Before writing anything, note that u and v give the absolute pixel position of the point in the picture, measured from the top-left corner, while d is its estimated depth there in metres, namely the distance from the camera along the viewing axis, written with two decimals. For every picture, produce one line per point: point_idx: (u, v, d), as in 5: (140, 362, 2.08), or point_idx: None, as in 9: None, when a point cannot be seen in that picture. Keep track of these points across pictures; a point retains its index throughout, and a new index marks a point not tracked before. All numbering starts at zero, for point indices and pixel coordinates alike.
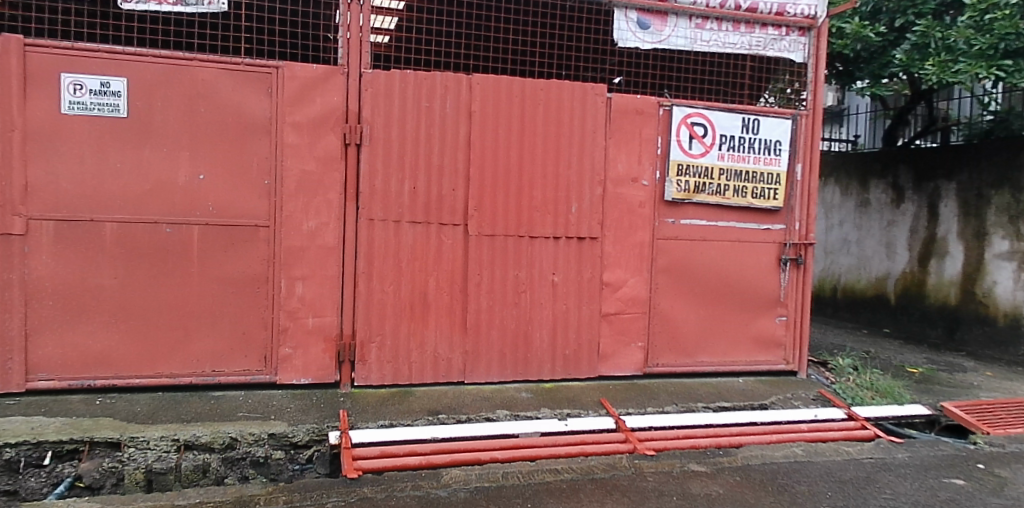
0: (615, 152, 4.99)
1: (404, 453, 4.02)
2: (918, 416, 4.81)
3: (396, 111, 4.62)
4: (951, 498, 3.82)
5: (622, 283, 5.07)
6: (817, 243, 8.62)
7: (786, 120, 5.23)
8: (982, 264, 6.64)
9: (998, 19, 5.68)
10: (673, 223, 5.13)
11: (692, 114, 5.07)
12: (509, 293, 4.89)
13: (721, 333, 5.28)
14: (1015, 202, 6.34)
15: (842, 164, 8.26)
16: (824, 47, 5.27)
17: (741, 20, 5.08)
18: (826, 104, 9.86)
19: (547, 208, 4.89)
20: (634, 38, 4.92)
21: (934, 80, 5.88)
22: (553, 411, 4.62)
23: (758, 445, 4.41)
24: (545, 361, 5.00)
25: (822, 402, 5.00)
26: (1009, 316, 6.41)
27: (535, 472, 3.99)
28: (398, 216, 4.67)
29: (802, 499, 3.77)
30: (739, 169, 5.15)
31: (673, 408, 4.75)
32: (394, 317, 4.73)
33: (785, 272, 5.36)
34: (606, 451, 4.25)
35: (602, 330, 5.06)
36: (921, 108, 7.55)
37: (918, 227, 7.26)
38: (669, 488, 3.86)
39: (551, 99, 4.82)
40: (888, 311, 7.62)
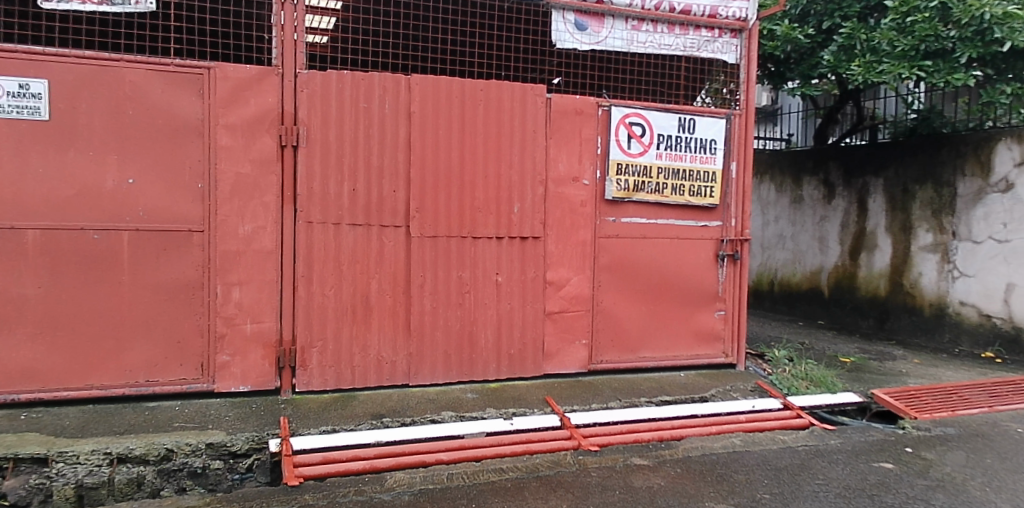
0: (556, 152, 5.03)
1: (346, 458, 3.97)
2: (849, 403, 4.99)
3: (333, 113, 4.57)
4: (880, 481, 3.96)
5: (565, 281, 5.11)
6: (754, 239, 8.86)
7: (720, 120, 5.35)
8: (909, 256, 6.92)
9: (918, 21, 5.95)
10: (614, 221, 5.20)
11: (630, 114, 5.15)
12: (453, 294, 4.88)
13: (663, 329, 5.37)
14: (938, 197, 6.65)
15: (776, 162, 8.51)
16: (755, 48, 5.41)
17: (676, 22, 5.19)
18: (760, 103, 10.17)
19: (489, 208, 4.90)
20: (571, 39, 4.96)
21: (860, 80, 6.09)
22: (499, 410, 4.63)
23: (698, 437, 4.51)
24: (490, 361, 5.00)
25: (760, 393, 5.13)
26: (935, 305, 6.69)
27: (479, 472, 3.99)
28: (337, 218, 4.62)
29: (740, 487, 3.86)
30: (676, 167, 5.26)
31: (617, 403, 4.82)
32: (335, 320, 4.67)
33: (723, 268, 5.48)
34: (551, 448, 4.27)
35: (547, 329, 5.10)
36: (849, 108, 7.82)
37: (849, 221, 7.52)
38: (613, 483, 3.90)
39: (490, 99, 4.84)
40: (822, 303, 7.87)
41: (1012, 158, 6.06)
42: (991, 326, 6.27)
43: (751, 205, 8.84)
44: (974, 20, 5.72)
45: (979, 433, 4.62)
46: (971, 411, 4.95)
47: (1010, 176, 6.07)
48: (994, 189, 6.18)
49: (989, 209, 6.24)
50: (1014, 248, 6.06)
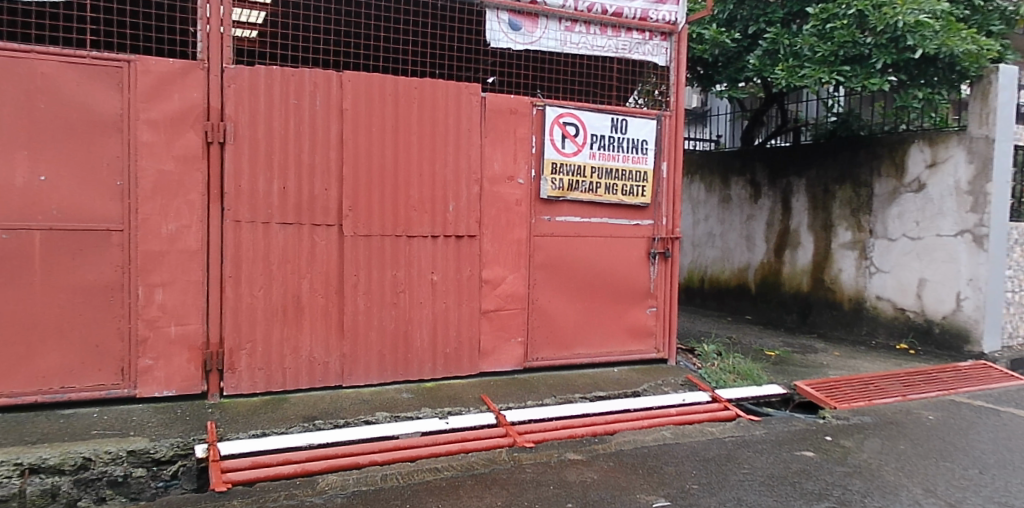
0: (491, 150, 5.05)
1: (276, 462, 3.88)
2: (774, 395, 5.19)
3: (262, 109, 4.47)
4: (802, 469, 4.12)
5: (501, 280, 5.14)
6: (685, 237, 9.10)
7: (651, 121, 5.47)
8: (829, 254, 7.24)
9: (837, 28, 6.19)
10: (549, 220, 5.25)
11: (564, 114, 5.21)
12: (388, 293, 4.83)
13: (598, 326, 5.46)
14: (855, 196, 6.98)
15: (706, 162, 8.75)
16: (684, 51, 5.54)
17: (608, 24, 5.27)
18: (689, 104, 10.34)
19: (424, 206, 4.87)
20: (506, 39, 4.97)
21: (784, 84, 6.33)
22: (434, 410, 4.61)
23: (631, 431, 4.61)
24: (425, 361, 4.97)
25: (689, 387, 5.28)
26: (854, 300, 7.02)
27: (413, 472, 3.96)
28: (267, 217, 4.51)
29: (669, 479, 3.95)
30: (609, 167, 5.35)
31: (552, 400, 4.88)
32: (265, 321, 4.56)
33: (654, 265, 5.61)
34: (486, 446, 4.28)
35: (482, 327, 5.11)
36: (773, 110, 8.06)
37: (774, 220, 7.82)
38: (547, 478, 3.94)
39: (425, 97, 4.82)
40: (749, 299, 8.16)
41: (924, 160, 6.39)
42: (905, 320, 6.60)
43: (682, 204, 9.08)
44: (888, 27, 5.95)
45: (893, 420, 4.86)
46: (886, 400, 5.21)
47: (921, 177, 6.41)
48: (908, 189, 6.52)
49: (903, 208, 6.57)
50: (926, 246, 6.38)
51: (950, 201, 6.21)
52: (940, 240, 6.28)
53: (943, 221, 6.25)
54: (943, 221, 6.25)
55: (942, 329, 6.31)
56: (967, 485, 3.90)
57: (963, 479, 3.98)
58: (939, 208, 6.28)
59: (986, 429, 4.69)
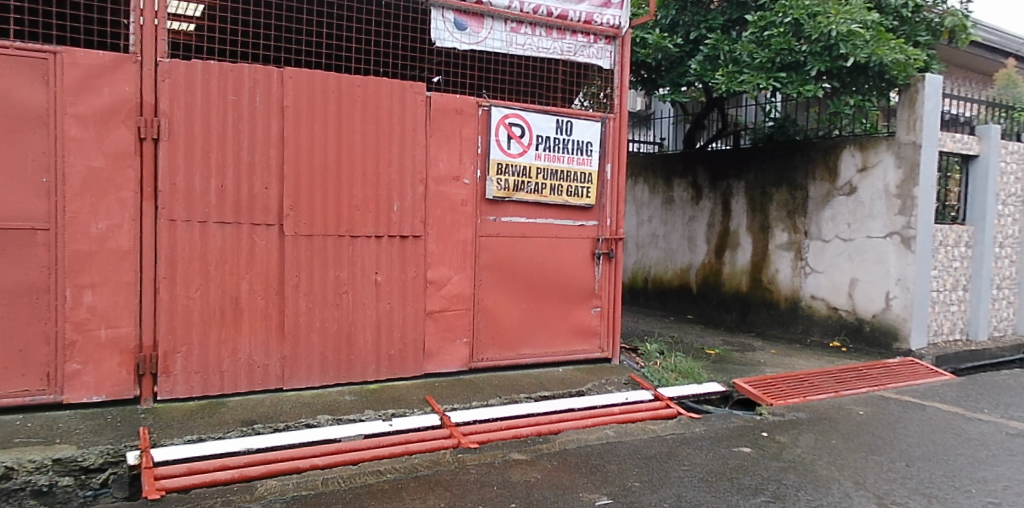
0: (436, 150, 5.02)
1: (213, 468, 3.77)
2: (713, 392, 5.32)
3: (199, 104, 4.34)
4: (739, 464, 4.22)
5: (446, 281, 5.12)
6: (630, 238, 9.25)
7: (596, 123, 5.53)
8: (767, 254, 7.49)
9: (774, 35, 6.40)
10: (495, 221, 5.26)
11: (509, 115, 5.22)
12: (330, 294, 4.75)
13: (543, 326, 5.49)
14: (791, 199, 7.24)
15: (650, 164, 8.91)
16: (627, 54, 5.62)
17: (553, 26, 5.32)
18: (634, 107, 10.38)
19: (367, 206, 4.81)
20: (451, 38, 4.96)
21: (724, 89, 6.49)
22: (378, 412, 4.56)
23: (575, 430, 4.66)
24: (369, 362, 4.91)
25: (632, 386, 5.36)
26: (790, 299, 7.28)
27: (355, 475, 3.90)
28: (203, 216, 4.39)
29: (612, 477, 4.00)
30: (554, 168, 5.38)
31: (497, 400, 4.89)
32: (201, 323, 4.43)
33: (599, 266, 5.67)
34: (430, 448, 4.26)
35: (427, 328, 5.08)
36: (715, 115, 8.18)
37: (714, 221, 8.05)
38: (491, 479, 3.93)
39: (369, 96, 4.76)
40: (691, 299, 8.36)
41: (855, 164, 6.65)
42: (838, 318, 6.84)
43: (626, 205, 9.23)
44: (822, 36, 6.16)
45: (826, 416, 5.03)
46: (820, 396, 5.39)
47: (853, 180, 6.67)
48: (840, 193, 6.77)
49: (836, 210, 6.83)
50: (857, 246, 6.64)
51: (879, 204, 6.46)
52: (871, 241, 6.54)
53: (873, 223, 6.50)
54: (874, 223, 6.50)
55: (872, 326, 6.56)
56: (895, 477, 4.06)
57: (891, 471, 4.14)
58: (869, 210, 6.54)
59: (913, 423, 4.90)
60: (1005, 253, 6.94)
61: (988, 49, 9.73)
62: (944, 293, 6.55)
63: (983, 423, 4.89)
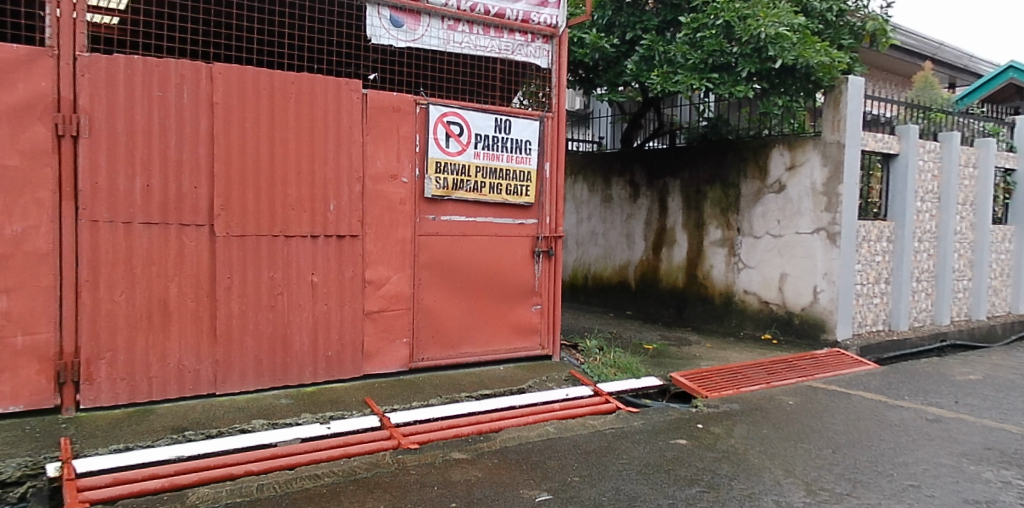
0: (373, 149, 4.97)
1: (141, 477, 3.61)
2: (650, 387, 5.44)
3: (122, 101, 4.17)
4: (675, 456, 4.32)
5: (385, 280, 5.07)
6: (570, 236, 9.37)
7: (534, 122, 5.57)
8: (702, 250, 7.69)
9: (707, 37, 6.56)
10: (434, 220, 5.24)
11: (447, 113, 5.20)
12: (264, 296, 4.64)
13: (483, 325, 5.49)
14: (724, 197, 7.45)
15: (589, 163, 9.04)
16: (565, 54, 5.67)
17: (491, 25, 5.32)
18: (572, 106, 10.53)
19: (302, 206, 4.72)
20: (388, 35, 4.89)
21: (659, 89, 6.63)
22: (315, 415, 4.48)
23: (516, 427, 4.67)
24: (306, 365, 4.83)
25: (572, 382, 5.43)
26: (724, 294, 7.49)
27: (291, 480, 3.78)
28: (128, 216, 4.21)
29: (552, 473, 4.02)
30: (493, 166, 5.39)
31: (437, 400, 4.87)
32: (127, 329, 4.26)
33: (538, 264, 5.72)
34: (369, 450, 4.19)
35: (365, 329, 5.02)
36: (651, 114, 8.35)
37: (651, 219, 8.22)
38: (431, 479, 3.89)
39: (302, 93, 4.67)
40: (630, 295, 8.52)
41: (784, 163, 6.89)
42: (769, 312, 7.07)
43: (567, 203, 9.34)
44: (752, 38, 6.33)
45: (758, 406, 5.20)
46: (752, 388, 5.57)
47: (782, 179, 6.90)
48: (770, 190, 7.00)
49: (766, 207, 7.06)
50: (785, 242, 6.88)
51: (807, 201, 6.70)
52: (799, 237, 6.78)
53: (801, 220, 6.74)
54: (802, 220, 6.74)
55: (800, 319, 6.80)
56: (822, 464, 4.22)
57: (819, 458, 4.30)
58: (797, 208, 6.78)
59: (838, 412, 5.10)
60: (924, 247, 7.30)
61: (907, 53, 10.23)
62: (867, 286, 6.84)
63: (903, 410, 5.14)
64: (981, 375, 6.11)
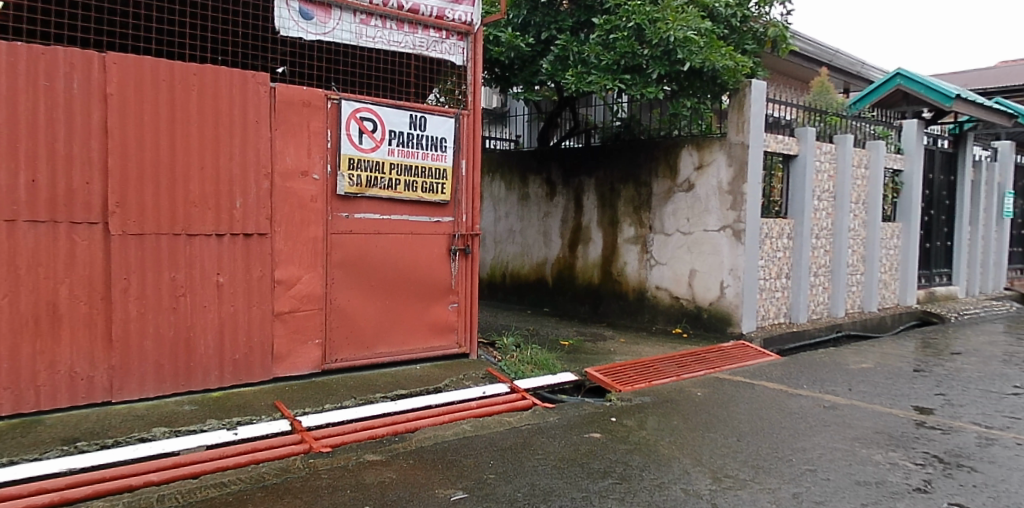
0: (283, 144, 4.82)
1: (27, 493, 3.35)
2: (566, 382, 5.54)
3: (4, 89, 3.87)
4: (589, 450, 4.39)
5: (295, 280, 4.93)
6: (488, 234, 9.41)
7: (450, 119, 5.55)
8: (616, 248, 7.87)
9: (619, 39, 6.71)
10: (347, 217, 5.13)
11: (360, 109, 5.10)
12: (164, 298, 4.42)
13: (399, 325, 5.43)
14: (637, 195, 7.64)
15: (506, 161, 9.11)
16: (480, 51, 5.68)
17: (404, 20, 5.26)
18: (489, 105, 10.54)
19: (207, 202, 4.52)
20: (297, 28, 4.78)
21: (573, 88, 6.77)
22: (221, 421, 4.30)
23: (431, 427, 4.64)
24: (211, 369, 4.63)
25: (489, 380, 5.44)
26: (637, 290, 7.69)
27: (194, 489, 3.60)
28: (10, 214, 3.90)
29: (467, 471, 4.01)
30: (408, 164, 5.34)
31: (351, 402, 4.77)
32: (10, 335, 3.95)
33: (454, 262, 5.70)
34: (279, 455, 4.05)
35: (275, 330, 4.87)
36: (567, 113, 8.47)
37: (568, 217, 8.37)
38: (344, 482, 3.79)
39: (205, 85, 4.47)
40: (547, 292, 8.64)
41: (693, 163, 7.13)
42: (679, 306, 7.31)
43: (485, 201, 9.37)
44: (661, 41, 6.50)
45: (669, 398, 5.36)
46: (663, 380, 5.74)
47: (691, 178, 7.14)
48: (680, 189, 7.24)
49: (677, 206, 7.28)
50: (694, 239, 7.13)
51: (714, 199, 6.97)
52: (707, 234, 7.03)
53: (709, 218, 7.00)
54: (709, 218, 7.00)
55: (709, 313, 7.06)
56: (728, 452, 4.38)
57: (724, 447, 4.47)
58: (705, 206, 7.03)
59: (743, 401, 5.33)
60: (821, 244, 7.73)
61: (805, 59, 10.80)
62: (770, 280, 7.18)
63: (802, 398, 5.41)
64: (872, 363, 6.53)
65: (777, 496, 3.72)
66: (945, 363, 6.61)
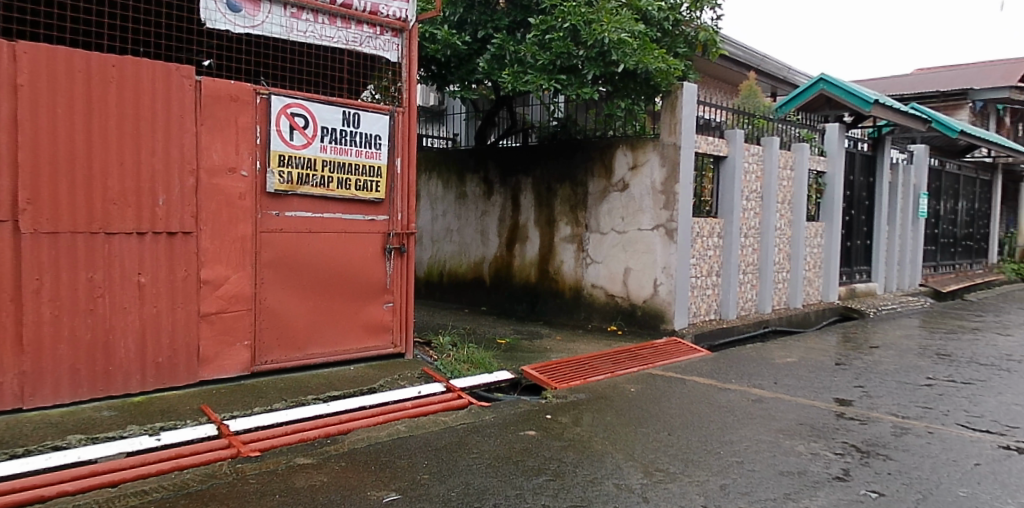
0: (208, 139, 4.67)
1: None
2: (502, 380, 5.55)
3: None
4: (524, 448, 4.41)
5: (223, 280, 4.79)
6: (425, 232, 9.35)
7: (384, 116, 5.49)
8: (553, 246, 7.94)
9: (555, 39, 6.76)
10: (277, 216, 5.02)
11: (291, 105, 5.00)
12: (81, 299, 4.21)
13: (332, 325, 5.34)
14: (573, 194, 7.73)
15: (443, 160, 9.07)
16: (415, 49, 5.64)
17: (337, 15, 5.16)
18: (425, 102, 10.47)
19: (126, 200, 4.33)
20: (224, 20, 4.64)
21: (510, 88, 6.79)
22: (142, 426, 4.13)
23: (365, 428, 4.58)
24: (133, 373, 4.44)
25: (425, 380, 5.41)
26: (573, 288, 7.77)
27: (113, 499, 3.45)
28: None
29: (401, 472, 3.97)
30: (341, 161, 5.25)
31: (282, 404, 4.66)
32: None
33: (389, 261, 5.65)
34: (205, 461, 3.92)
35: (201, 332, 4.72)
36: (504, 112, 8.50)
37: (505, 216, 8.40)
38: (273, 487, 3.70)
39: (125, 77, 4.29)
40: (484, 290, 8.65)
41: (627, 163, 7.26)
42: (614, 304, 7.43)
43: (422, 200, 9.31)
44: (596, 42, 6.57)
45: (603, 395, 5.44)
46: (597, 377, 5.81)
47: (625, 178, 7.27)
48: (615, 189, 7.35)
49: (611, 205, 7.40)
50: (629, 238, 7.25)
51: (647, 199, 7.10)
52: (641, 233, 7.16)
53: (643, 217, 7.13)
54: (643, 217, 7.13)
55: (642, 311, 7.20)
56: (659, 446, 4.47)
57: (656, 441, 4.56)
58: (639, 205, 7.16)
59: (674, 396, 5.46)
60: (749, 242, 7.99)
61: (734, 63, 11.15)
62: (701, 278, 7.37)
63: (730, 392, 5.58)
64: (796, 358, 6.78)
65: (705, 488, 3.82)
66: (864, 357, 6.91)
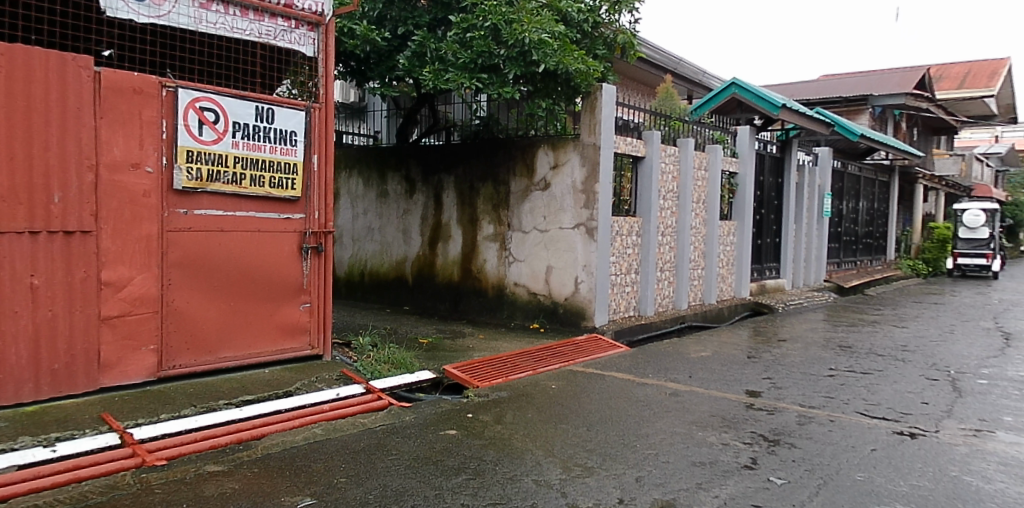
0: (109, 133, 4.44)
1: None
2: (424, 380, 5.52)
3: None
4: (444, 447, 4.40)
5: (126, 281, 4.57)
6: (345, 231, 9.19)
7: (300, 113, 5.36)
8: (476, 245, 7.94)
9: (475, 38, 6.76)
10: (185, 214, 4.83)
11: (200, 98, 4.81)
12: None
13: (246, 327, 5.18)
14: (495, 193, 7.76)
15: (363, 158, 8.93)
16: (332, 43, 5.53)
17: (250, 7, 4.99)
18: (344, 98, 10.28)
19: (17, 197, 4.06)
20: (127, 9, 4.42)
21: (430, 85, 6.74)
22: (36, 438, 3.88)
23: (280, 432, 4.46)
24: (25, 382, 4.16)
25: (344, 381, 5.31)
26: (495, 287, 7.80)
27: None
28: None
29: (317, 476, 3.89)
30: (254, 157, 5.09)
31: (191, 410, 4.49)
32: None
33: (306, 260, 5.52)
34: (105, 471, 3.72)
35: (102, 336, 4.48)
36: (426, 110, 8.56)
37: (427, 215, 8.35)
38: (179, 496, 3.55)
39: (14, 66, 4.01)
40: (407, 289, 8.57)
41: (549, 162, 7.34)
42: (537, 302, 7.50)
43: (342, 199, 9.14)
44: (517, 42, 6.62)
45: (525, 392, 5.49)
46: (519, 375, 5.86)
47: (547, 177, 7.35)
48: (537, 188, 7.42)
49: (534, 204, 7.46)
50: (550, 237, 7.34)
51: (568, 198, 7.20)
52: (562, 232, 7.26)
53: (565, 216, 7.22)
54: (565, 216, 7.23)
55: (564, 308, 7.30)
56: (578, 442, 4.55)
57: (575, 437, 4.63)
58: (561, 204, 7.26)
59: (593, 392, 5.56)
60: (666, 241, 8.22)
61: (652, 65, 11.50)
62: (620, 276, 7.55)
63: (648, 387, 5.73)
64: (709, 352, 7.03)
65: (621, 481, 3.90)
66: (772, 350, 7.24)
